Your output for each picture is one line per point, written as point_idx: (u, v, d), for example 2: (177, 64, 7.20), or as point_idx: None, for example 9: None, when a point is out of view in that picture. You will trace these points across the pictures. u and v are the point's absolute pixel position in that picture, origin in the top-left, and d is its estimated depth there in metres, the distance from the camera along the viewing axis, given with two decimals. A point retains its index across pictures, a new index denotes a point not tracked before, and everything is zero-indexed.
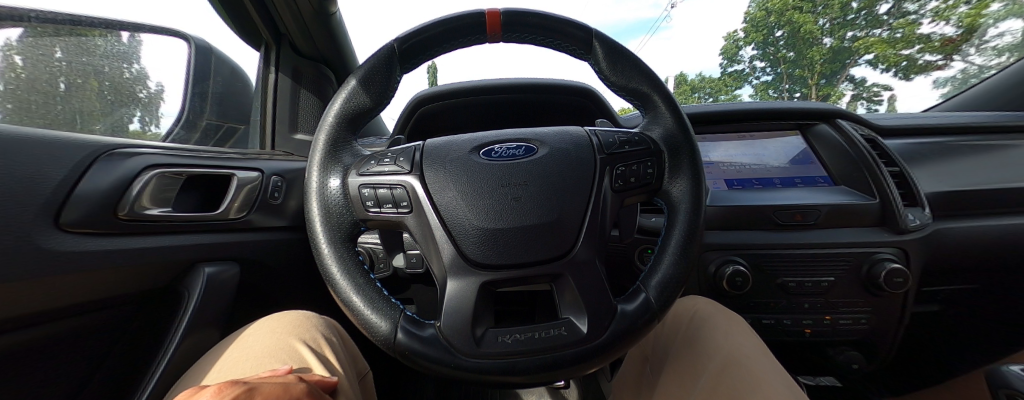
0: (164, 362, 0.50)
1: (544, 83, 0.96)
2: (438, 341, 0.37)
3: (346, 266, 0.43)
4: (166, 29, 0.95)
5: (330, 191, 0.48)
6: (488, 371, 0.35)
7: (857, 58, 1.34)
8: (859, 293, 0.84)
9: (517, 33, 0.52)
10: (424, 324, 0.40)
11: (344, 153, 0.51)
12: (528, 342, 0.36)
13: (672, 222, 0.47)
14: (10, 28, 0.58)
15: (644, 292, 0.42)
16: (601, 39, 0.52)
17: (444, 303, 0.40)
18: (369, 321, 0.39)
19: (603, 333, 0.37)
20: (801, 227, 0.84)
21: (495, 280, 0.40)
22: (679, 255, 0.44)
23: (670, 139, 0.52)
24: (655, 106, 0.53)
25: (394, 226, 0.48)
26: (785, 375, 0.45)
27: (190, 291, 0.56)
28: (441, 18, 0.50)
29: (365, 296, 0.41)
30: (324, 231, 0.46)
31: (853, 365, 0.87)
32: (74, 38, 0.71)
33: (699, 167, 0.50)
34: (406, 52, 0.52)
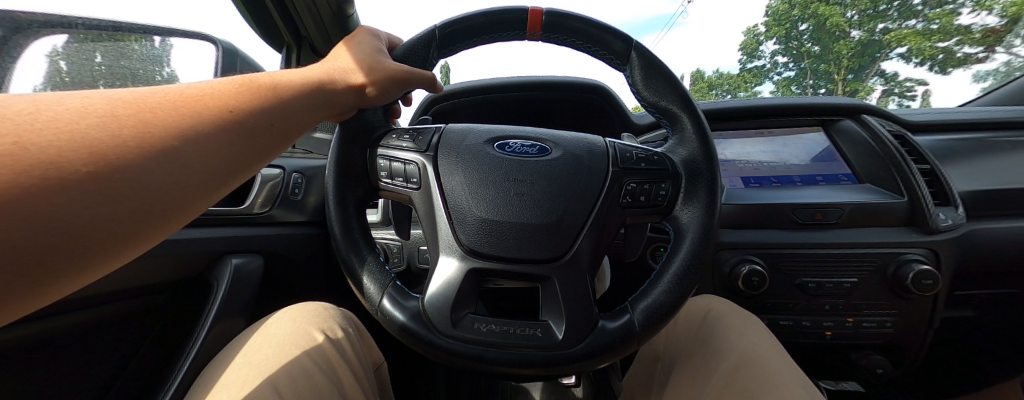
0: (197, 345, 0.55)
1: (555, 81, 0.97)
2: (420, 317, 0.39)
3: (352, 243, 0.45)
4: (195, 33, 0.99)
5: (354, 154, 0.49)
6: (460, 353, 0.37)
7: (886, 52, 1.22)
8: (885, 295, 0.80)
9: (560, 35, 0.52)
10: (410, 296, 0.42)
11: (376, 126, 0.52)
12: (501, 336, 0.37)
13: (676, 249, 0.46)
14: (55, 34, 0.69)
15: (630, 313, 0.41)
16: (638, 49, 0.52)
17: (433, 279, 0.41)
18: (360, 283, 0.42)
19: (578, 343, 0.38)
20: (822, 226, 0.82)
21: (484, 269, 0.41)
22: (674, 285, 0.43)
23: (689, 165, 0.50)
24: (682, 125, 0.52)
25: (400, 200, 0.50)
26: (804, 378, 0.44)
27: (219, 280, 0.62)
28: (482, 10, 0.51)
29: (361, 261, 0.43)
30: (336, 192, 0.48)
31: (878, 370, 0.84)
32: (112, 43, 0.79)
33: (718, 196, 0.48)
34: (445, 38, 0.53)
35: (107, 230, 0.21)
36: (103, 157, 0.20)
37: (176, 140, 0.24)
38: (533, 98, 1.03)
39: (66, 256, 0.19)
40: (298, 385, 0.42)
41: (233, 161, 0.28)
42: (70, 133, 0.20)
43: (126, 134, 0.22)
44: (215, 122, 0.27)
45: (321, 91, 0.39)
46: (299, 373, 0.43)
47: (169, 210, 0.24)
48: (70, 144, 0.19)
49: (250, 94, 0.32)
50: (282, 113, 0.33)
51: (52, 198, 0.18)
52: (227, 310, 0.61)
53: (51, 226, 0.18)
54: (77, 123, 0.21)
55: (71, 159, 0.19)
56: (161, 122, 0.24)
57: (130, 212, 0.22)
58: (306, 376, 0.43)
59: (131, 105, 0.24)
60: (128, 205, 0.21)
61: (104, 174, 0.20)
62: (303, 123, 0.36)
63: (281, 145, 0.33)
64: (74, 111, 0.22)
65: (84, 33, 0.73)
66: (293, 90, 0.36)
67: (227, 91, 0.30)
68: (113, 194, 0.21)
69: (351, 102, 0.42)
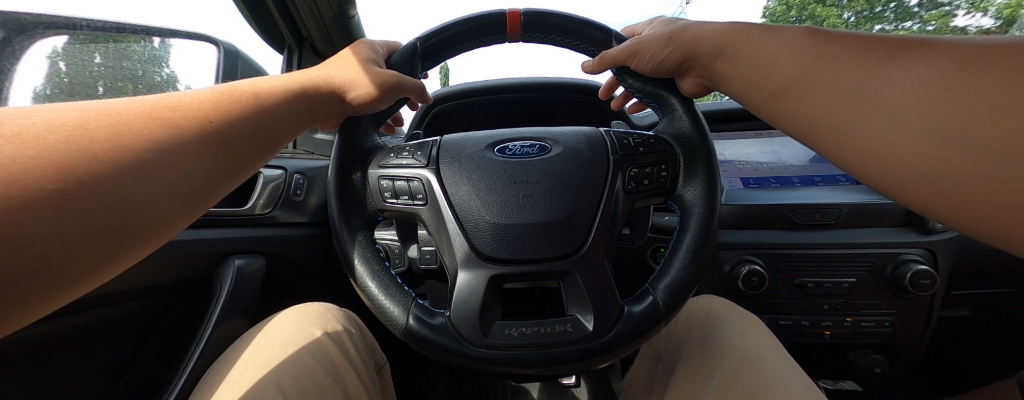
0: (201, 346, 0.56)
1: (556, 82, 0.98)
2: (446, 329, 0.39)
3: (365, 253, 0.45)
4: (198, 35, 0.99)
5: (351, 181, 0.50)
6: (495, 361, 0.36)
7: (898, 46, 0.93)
8: (882, 295, 0.81)
9: (538, 33, 0.54)
10: (434, 312, 0.41)
11: (370, 148, 0.53)
12: (534, 336, 0.37)
13: (685, 223, 0.47)
14: (56, 36, 0.71)
15: (652, 294, 0.42)
16: (618, 39, 0.53)
17: (454, 293, 0.41)
18: (381, 306, 0.41)
19: (610, 329, 0.38)
20: (821, 227, 0.83)
21: (505, 273, 0.41)
22: (691, 259, 0.43)
23: (685, 140, 0.50)
24: (671, 107, 0.52)
25: (408, 218, 0.49)
26: (805, 376, 0.44)
27: (222, 281, 0.62)
28: (462, 17, 0.52)
29: (379, 282, 0.42)
30: (341, 220, 0.47)
31: (876, 369, 0.84)
32: (112, 45, 0.80)
33: (716, 169, 0.49)
34: (428, 50, 0.53)
35: (85, 249, 0.21)
36: (75, 174, 0.20)
37: (149, 155, 0.25)
38: (534, 99, 1.03)
39: (50, 277, 0.19)
40: (304, 385, 0.42)
41: (210, 173, 0.29)
42: (41, 150, 0.20)
43: (99, 148, 0.22)
44: (189, 134, 0.28)
45: (300, 100, 0.41)
46: (304, 374, 0.43)
47: (147, 224, 0.24)
48: (41, 161, 0.19)
49: (227, 105, 0.33)
50: (256, 122, 0.35)
51: (27, 218, 0.17)
52: (230, 311, 0.61)
53: (36, 245, 0.18)
54: (46, 138, 0.21)
55: (42, 176, 0.19)
56: (137, 135, 0.25)
57: (108, 229, 0.22)
58: (310, 377, 0.43)
59: (107, 118, 0.24)
60: (105, 221, 0.22)
61: (75, 192, 0.20)
62: (280, 131, 0.38)
63: (258, 152, 0.35)
64: (42, 124, 0.21)
65: (84, 35, 0.76)
66: (271, 100, 0.38)
67: (204, 103, 0.32)
68: (88, 212, 0.21)
69: (330, 110, 0.46)
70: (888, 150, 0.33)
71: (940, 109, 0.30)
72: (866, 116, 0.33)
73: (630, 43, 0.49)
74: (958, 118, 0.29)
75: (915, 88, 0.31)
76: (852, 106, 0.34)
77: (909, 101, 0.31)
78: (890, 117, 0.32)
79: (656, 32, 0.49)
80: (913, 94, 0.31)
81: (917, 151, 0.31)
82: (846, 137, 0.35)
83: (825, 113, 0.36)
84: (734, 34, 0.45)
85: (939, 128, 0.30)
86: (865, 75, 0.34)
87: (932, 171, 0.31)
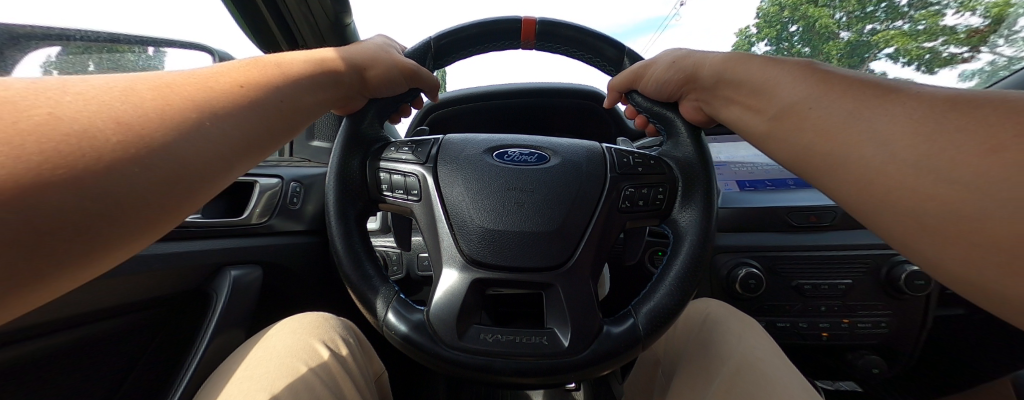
0: (197, 359, 0.56)
1: (553, 88, 0.99)
2: (426, 328, 0.39)
3: (354, 245, 0.46)
4: (193, 44, 0.99)
5: (349, 167, 0.49)
6: (467, 365, 0.37)
7: (876, 53, 0.95)
8: (878, 296, 0.82)
9: (551, 43, 0.54)
10: (415, 308, 0.41)
11: (373, 138, 0.53)
12: (509, 346, 0.37)
13: (676, 251, 0.46)
14: (50, 47, 0.71)
15: (633, 317, 0.41)
16: (632, 56, 0.54)
17: (437, 291, 0.41)
18: (364, 294, 0.42)
19: (582, 350, 0.38)
20: (816, 229, 0.84)
21: (489, 279, 0.41)
22: (675, 282, 0.43)
23: (685, 165, 0.51)
24: (675, 128, 0.53)
25: (403, 212, 0.50)
26: (802, 381, 0.44)
27: (219, 293, 0.62)
28: (478, 21, 0.53)
29: (365, 274, 0.44)
30: (335, 206, 0.47)
31: (874, 370, 0.85)
32: (104, 54, 0.81)
33: (714, 200, 0.48)
34: (441, 49, 0.54)
35: (153, 196, 0.21)
36: (131, 125, 0.21)
37: (199, 112, 0.25)
38: (531, 105, 1.04)
39: (118, 222, 0.20)
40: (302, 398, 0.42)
41: (250, 136, 0.29)
42: (100, 106, 0.21)
43: (149, 106, 0.23)
44: (232, 98, 0.29)
45: (328, 73, 0.42)
46: (302, 387, 0.43)
47: (206, 178, 0.25)
48: (99, 116, 0.20)
49: (262, 74, 0.33)
50: (289, 90, 0.35)
51: (88, 162, 0.18)
52: (227, 323, 0.61)
53: (101, 189, 0.18)
54: (101, 98, 0.21)
55: (103, 128, 0.20)
56: (183, 97, 0.25)
57: (173, 179, 0.22)
58: (309, 392, 0.43)
59: (152, 84, 0.25)
60: (169, 171, 0.22)
61: (138, 142, 0.21)
62: (311, 100, 0.39)
63: (291, 121, 0.35)
64: (98, 88, 0.22)
65: (78, 46, 0.76)
66: (296, 70, 0.38)
67: (239, 72, 0.32)
68: (153, 162, 0.21)
69: (352, 88, 0.46)
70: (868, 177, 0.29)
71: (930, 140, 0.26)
72: (844, 140, 0.31)
73: (637, 68, 0.52)
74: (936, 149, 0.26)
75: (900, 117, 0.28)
76: (837, 126, 0.32)
77: (891, 128, 0.28)
78: (870, 141, 0.29)
79: (665, 57, 0.51)
80: (893, 124, 0.28)
81: (898, 181, 0.27)
82: (830, 164, 0.32)
83: (812, 137, 0.34)
84: (734, 62, 0.45)
85: (917, 160, 0.26)
86: (855, 102, 0.31)
87: (907, 205, 0.27)
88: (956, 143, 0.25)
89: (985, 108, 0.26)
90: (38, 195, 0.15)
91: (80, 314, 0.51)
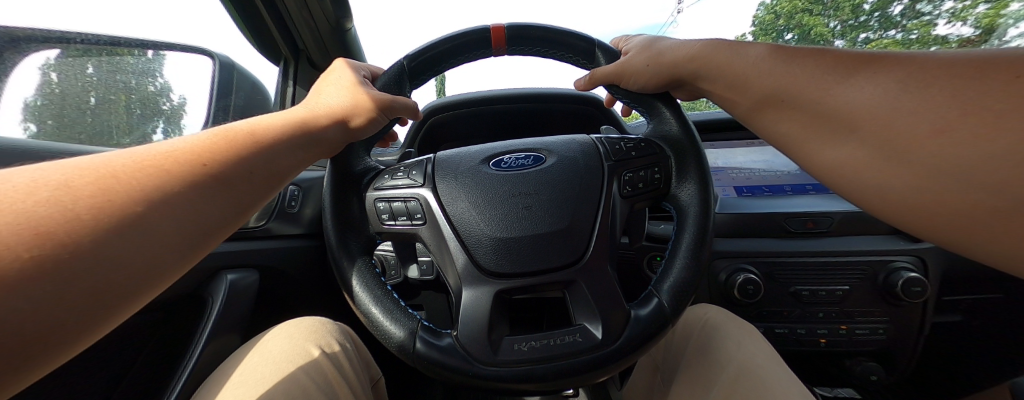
0: (190, 364, 0.55)
1: (552, 92, 0.99)
2: (456, 350, 0.38)
3: (365, 278, 0.44)
4: (193, 47, 0.99)
5: (348, 206, 0.50)
6: (507, 378, 0.35)
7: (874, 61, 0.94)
8: (875, 302, 0.82)
9: (523, 46, 0.55)
10: (441, 333, 0.40)
11: (363, 169, 0.53)
12: (543, 349, 0.36)
13: (683, 226, 0.47)
14: (49, 49, 0.72)
15: (657, 297, 0.42)
16: (602, 47, 0.54)
17: (459, 313, 0.40)
18: (386, 330, 0.40)
19: (618, 338, 0.38)
20: (814, 235, 0.84)
21: (509, 288, 0.41)
22: (691, 260, 0.44)
23: (674, 142, 0.51)
24: (660, 113, 0.53)
25: (407, 238, 0.49)
26: (802, 386, 0.44)
27: (214, 297, 0.61)
28: (446, 35, 0.54)
29: (383, 307, 0.41)
30: (338, 246, 0.46)
31: (872, 376, 0.85)
32: (106, 57, 0.80)
33: (706, 169, 0.49)
34: (414, 69, 0.54)
35: (66, 321, 0.19)
36: (56, 237, 0.18)
37: (143, 206, 0.23)
38: (530, 109, 1.04)
39: (12, 368, 0.16)
40: None
41: (205, 220, 0.27)
42: (19, 213, 0.18)
43: (82, 206, 0.20)
44: (190, 177, 0.27)
45: (306, 129, 0.41)
46: (297, 391, 0.42)
47: (136, 284, 0.22)
48: (16, 227, 0.17)
49: (228, 144, 0.32)
50: (259, 159, 0.34)
51: (6, 289, 0.15)
52: (221, 327, 0.60)
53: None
54: (21, 200, 0.18)
55: (18, 244, 0.17)
56: (128, 188, 0.23)
57: (84, 301, 0.19)
58: (303, 396, 0.42)
59: (92, 172, 0.23)
60: (84, 288, 0.19)
61: (59, 258, 0.18)
62: (285, 165, 0.37)
63: (257, 193, 0.33)
64: (23, 186, 0.20)
65: (78, 48, 0.76)
66: (269, 134, 0.36)
67: (202, 143, 0.30)
68: (72, 273, 0.19)
69: (335, 140, 0.45)
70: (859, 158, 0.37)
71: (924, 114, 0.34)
72: (834, 121, 0.38)
73: (615, 64, 0.51)
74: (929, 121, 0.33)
75: (878, 95, 0.36)
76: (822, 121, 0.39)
77: (880, 109, 0.35)
78: (857, 123, 0.37)
79: (637, 49, 0.51)
80: (865, 104, 0.36)
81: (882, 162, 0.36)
82: (818, 143, 0.40)
83: (802, 118, 0.41)
84: (710, 49, 0.47)
85: (902, 137, 0.34)
86: (829, 81, 0.39)
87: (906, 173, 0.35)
88: (922, 123, 0.33)
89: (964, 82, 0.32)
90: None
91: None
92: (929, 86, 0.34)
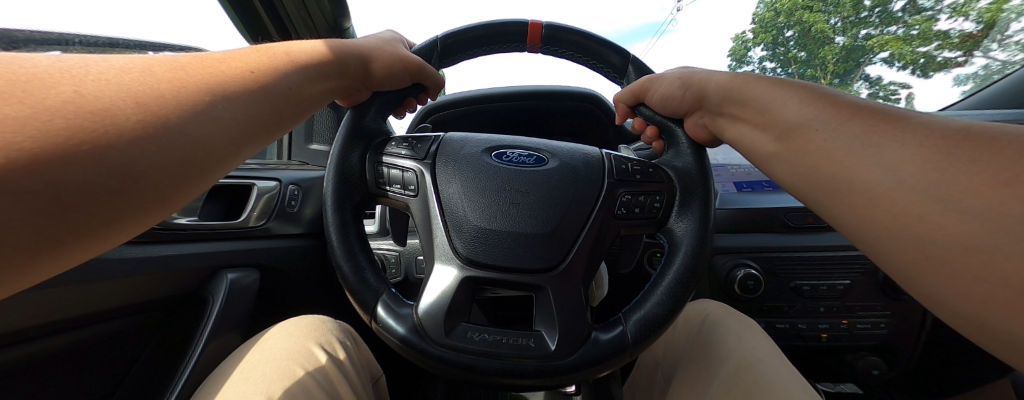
0: (191, 364, 0.55)
1: (553, 91, 1.00)
2: (413, 327, 0.39)
3: (349, 239, 0.45)
4: (191, 48, 1.00)
5: (350, 161, 0.48)
6: (449, 362, 0.36)
7: (871, 58, 0.96)
8: (878, 297, 0.82)
9: (555, 47, 0.55)
10: (404, 302, 0.41)
11: (377, 132, 0.53)
12: (496, 344, 0.36)
13: (669, 262, 0.45)
14: (49, 52, 0.73)
15: (622, 325, 0.41)
16: (636, 63, 0.54)
17: (426, 287, 0.41)
18: (357, 293, 0.42)
19: (570, 353, 0.37)
20: (814, 229, 0.84)
21: (479, 277, 0.41)
22: (668, 293, 0.43)
23: (684, 175, 0.50)
24: (677, 140, 0.52)
25: (401, 208, 0.50)
26: (802, 382, 0.44)
27: (215, 296, 0.62)
28: (487, 21, 0.54)
29: (355, 270, 0.43)
30: (334, 195, 0.47)
31: (873, 371, 0.86)
32: (106, 58, 0.83)
33: (709, 210, 0.47)
34: (447, 47, 0.54)
35: (145, 186, 0.21)
36: (148, 106, 0.21)
37: (211, 94, 0.26)
38: (530, 107, 1.04)
39: (93, 214, 0.19)
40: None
41: (255, 121, 0.29)
42: (118, 86, 0.21)
43: (164, 87, 0.23)
44: (245, 80, 0.29)
45: (334, 64, 0.42)
46: (297, 390, 0.42)
47: (219, 160, 0.26)
48: (118, 95, 0.21)
49: (272, 61, 0.34)
50: (297, 76, 0.36)
51: (92, 144, 0.18)
52: (223, 327, 0.60)
53: (108, 168, 0.19)
54: (119, 77, 0.22)
55: (123, 109, 0.20)
56: (196, 78, 0.25)
57: (176, 162, 0.22)
58: (304, 395, 0.42)
59: (167, 65, 0.25)
60: (182, 151, 0.22)
61: (155, 122, 0.21)
62: (314, 90, 0.38)
63: (295, 111, 0.35)
64: (115, 67, 0.22)
65: (77, 50, 0.78)
66: (303, 59, 0.38)
67: (250, 56, 0.32)
68: (160, 141, 0.21)
69: (357, 78, 0.47)
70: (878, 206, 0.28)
71: (936, 165, 0.26)
72: (852, 164, 0.31)
73: (650, 76, 0.51)
74: (945, 177, 0.25)
75: (909, 149, 0.28)
76: (843, 155, 0.31)
77: (902, 154, 0.28)
78: (876, 165, 0.29)
79: (674, 72, 0.51)
80: (902, 150, 0.28)
81: (897, 207, 0.27)
82: (841, 186, 0.31)
83: (814, 158, 0.34)
84: (746, 82, 0.45)
85: (927, 185, 0.26)
86: (863, 128, 0.31)
87: (917, 231, 0.26)
88: (976, 170, 0.24)
89: (997, 142, 0.25)
90: (46, 169, 0.16)
91: (77, 315, 0.51)
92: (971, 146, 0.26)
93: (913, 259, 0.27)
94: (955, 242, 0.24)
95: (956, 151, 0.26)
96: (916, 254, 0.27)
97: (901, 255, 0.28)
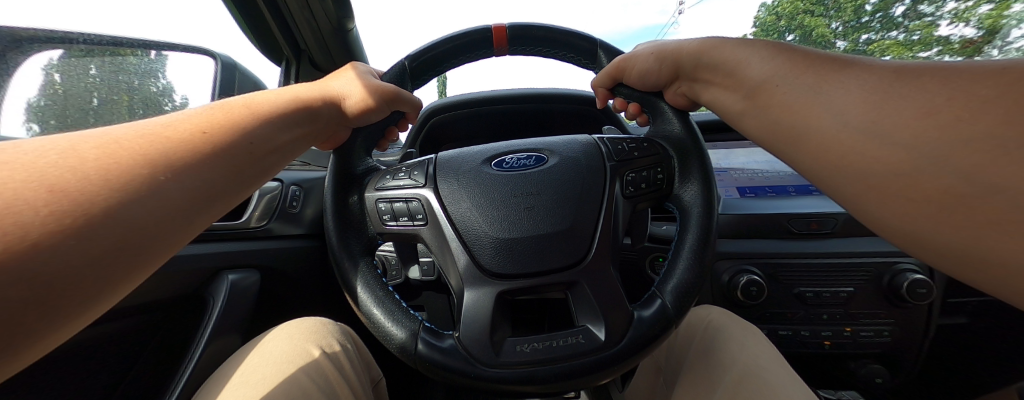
0: (190, 366, 0.55)
1: (555, 93, 0.99)
2: (457, 351, 0.38)
3: (367, 282, 0.44)
4: (194, 48, 0.99)
5: (347, 205, 0.50)
6: (507, 380, 0.35)
7: None
8: (881, 305, 0.82)
9: (524, 45, 0.55)
10: (442, 334, 0.40)
11: (361, 168, 0.53)
12: (548, 350, 0.36)
13: (685, 227, 0.46)
14: (53, 51, 0.74)
15: (660, 297, 0.41)
16: (605, 48, 0.54)
17: (461, 316, 0.40)
18: (389, 332, 0.40)
19: (621, 338, 0.38)
20: (817, 236, 0.84)
21: (511, 289, 0.41)
22: (692, 261, 0.43)
23: (677, 143, 0.51)
24: (662, 112, 0.53)
25: (411, 239, 0.49)
26: (808, 390, 0.43)
27: (215, 297, 0.62)
28: (447, 36, 0.53)
29: (385, 308, 0.41)
30: (339, 245, 0.46)
31: (876, 379, 0.85)
32: (110, 57, 0.82)
33: (709, 167, 0.48)
34: (416, 69, 0.54)
35: (76, 284, 0.20)
36: (69, 193, 0.20)
37: (149, 169, 0.25)
38: (533, 109, 1.04)
39: (28, 324, 0.17)
40: None
41: (202, 186, 0.28)
42: (29, 175, 0.20)
43: (90, 169, 0.22)
44: (192, 146, 0.29)
45: (300, 110, 0.43)
46: (297, 393, 0.42)
47: (157, 238, 0.24)
48: (29, 185, 0.19)
49: (225, 119, 0.34)
50: (254, 131, 0.36)
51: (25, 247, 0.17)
52: (222, 328, 0.60)
53: (27, 276, 0.17)
54: (34, 164, 0.20)
55: (37, 200, 0.19)
56: (132, 153, 0.25)
57: (107, 252, 0.21)
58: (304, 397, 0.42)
59: (96, 143, 0.24)
60: (112, 240, 0.21)
61: (77, 213, 0.20)
62: (273, 142, 0.38)
63: (252, 166, 0.34)
64: (32, 153, 0.21)
65: (80, 49, 0.78)
66: (263, 113, 0.38)
67: (202, 118, 0.32)
68: (89, 233, 0.20)
69: (330, 120, 0.48)
70: (836, 147, 0.30)
71: (879, 106, 0.28)
72: (812, 116, 0.32)
73: (621, 59, 0.51)
74: (888, 114, 0.28)
75: (854, 90, 0.30)
76: (803, 106, 0.33)
77: (848, 98, 0.30)
78: (830, 114, 0.31)
79: (644, 48, 0.51)
80: (851, 96, 0.30)
81: (854, 147, 0.29)
82: (803, 136, 0.33)
83: (778, 112, 0.36)
84: (709, 45, 0.45)
85: (871, 125, 0.28)
86: (815, 77, 0.33)
87: (881, 170, 0.28)
88: (911, 106, 0.27)
89: (923, 78, 0.28)
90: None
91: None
92: (910, 84, 0.28)
93: (867, 193, 0.30)
94: (892, 172, 0.28)
95: (897, 89, 0.28)
96: (901, 196, 0.28)
97: (903, 220, 0.29)
